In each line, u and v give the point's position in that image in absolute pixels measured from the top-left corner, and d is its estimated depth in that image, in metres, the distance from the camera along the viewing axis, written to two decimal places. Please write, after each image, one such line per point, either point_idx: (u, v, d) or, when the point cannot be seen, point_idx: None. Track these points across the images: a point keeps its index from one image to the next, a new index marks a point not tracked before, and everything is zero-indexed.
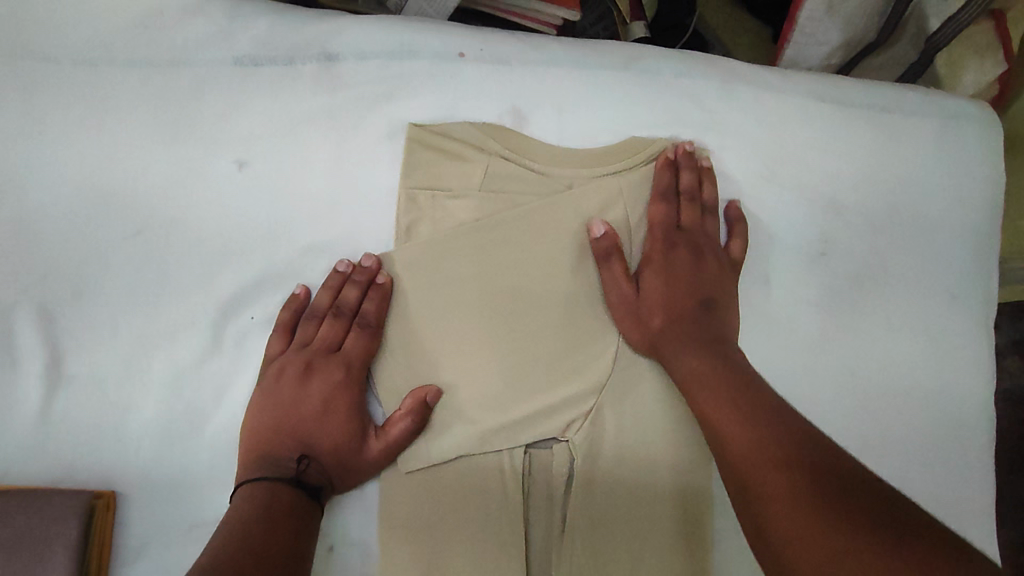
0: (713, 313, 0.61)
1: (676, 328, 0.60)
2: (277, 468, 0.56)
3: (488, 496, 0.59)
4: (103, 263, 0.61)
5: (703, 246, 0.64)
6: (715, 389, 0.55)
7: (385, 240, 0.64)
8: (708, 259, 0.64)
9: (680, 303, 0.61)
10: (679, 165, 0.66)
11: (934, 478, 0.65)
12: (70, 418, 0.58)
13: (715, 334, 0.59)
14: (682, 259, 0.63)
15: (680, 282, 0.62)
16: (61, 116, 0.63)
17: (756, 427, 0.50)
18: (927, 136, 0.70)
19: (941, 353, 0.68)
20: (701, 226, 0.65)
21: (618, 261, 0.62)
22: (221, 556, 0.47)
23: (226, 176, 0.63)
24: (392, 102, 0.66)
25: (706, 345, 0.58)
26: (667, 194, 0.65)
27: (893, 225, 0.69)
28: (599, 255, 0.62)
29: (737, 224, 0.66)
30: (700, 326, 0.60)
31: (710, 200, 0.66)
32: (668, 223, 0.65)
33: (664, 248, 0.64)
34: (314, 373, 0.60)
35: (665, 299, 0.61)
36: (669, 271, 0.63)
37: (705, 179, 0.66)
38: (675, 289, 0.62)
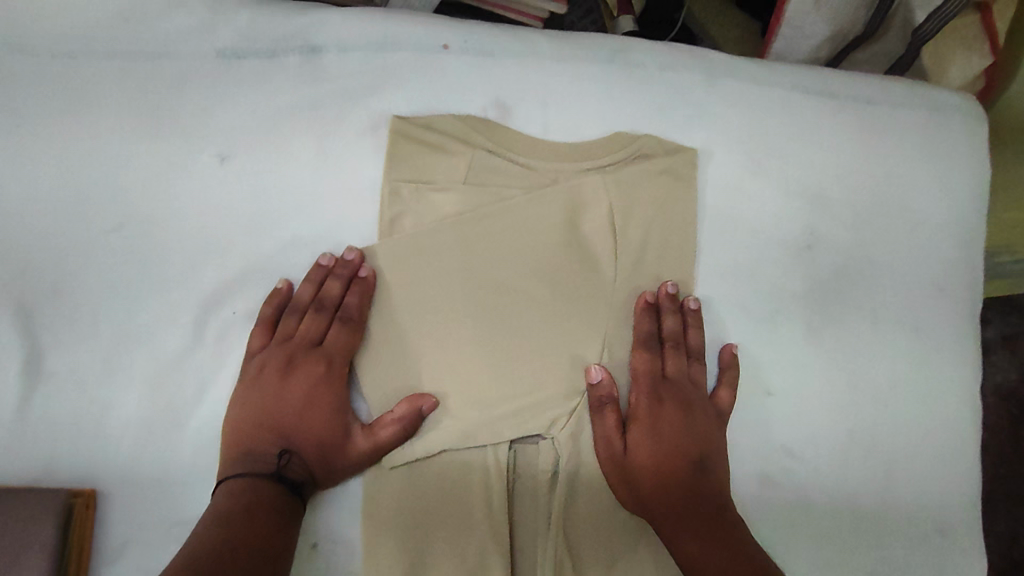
0: (706, 467, 0.58)
1: (667, 480, 0.57)
2: (257, 464, 0.55)
3: (473, 492, 0.59)
4: (82, 258, 0.60)
5: (691, 398, 0.62)
6: (712, 572, 0.53)
7: (368, 234, 0.63)
8: (697, 412, 0.61)
9: (672, 452, 0.58)
10: (662, 309, 0.63)
11: (920, 472, 0.65)
12: (49, 415, 0.58)
13: (708, 498, 0.57)
14: (669, 413, 0.60)
15: (670, 436, 0.59)
16: (39, 108, 0.62)
17: None
18: (913, 129, 0.70)
19: (928, 346, 0.68)
20: (686, 374, 0.63)
21: (609, 413, 0.59)
22: (195, 557, 0.46)
23: (207, 170, 0.62)
24: (376, 95, 0.65)
25: (699, 503, 0.56)
26: (650, 342, 0.62)
27: (879, 218, 0.68)
28: (592, 404, 0.60)
29: (727, 371, 0.64)
30: (691, 490, 0.57)
31: (697, 348, 0.64)
32: (654, 370, 0.62)
33: (650, 401, 0.61)
34: (296, 369, 0.59)
35: (656, 459, 0.58)
36: (657, 428, 0.59)
37: (692, 325, 0.64)
38: (665, 445, 0.59)
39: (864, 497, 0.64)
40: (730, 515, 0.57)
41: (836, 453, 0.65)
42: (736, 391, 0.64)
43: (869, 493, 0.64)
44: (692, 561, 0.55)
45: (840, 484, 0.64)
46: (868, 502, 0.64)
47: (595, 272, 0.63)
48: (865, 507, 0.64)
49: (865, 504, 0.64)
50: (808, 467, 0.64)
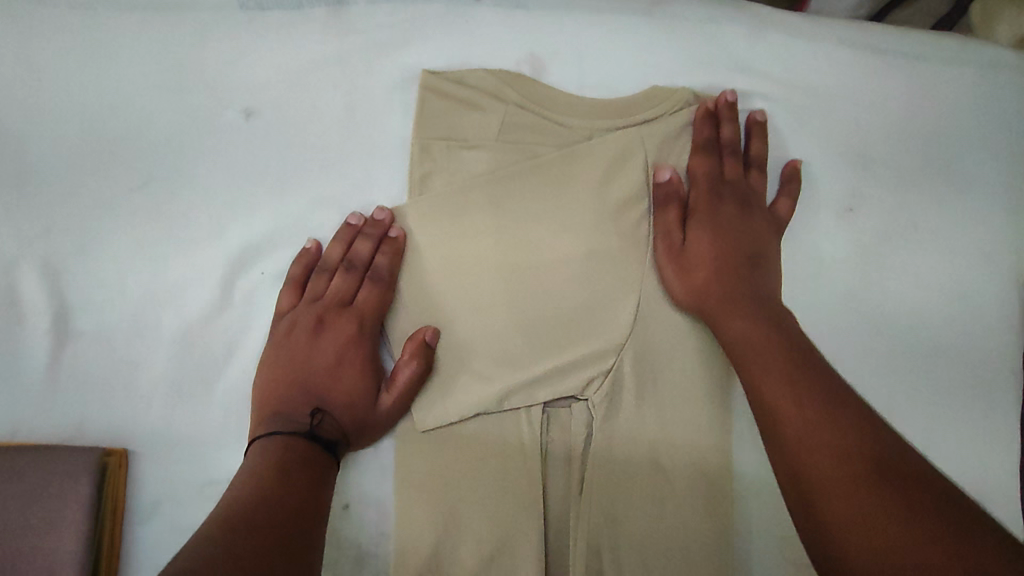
0: (760, 268, 0.60)
1: (726, 283, 0.58)
2: (289, 424, 0.55)
3: (505, 457, 0.58)
4: (108, 216, 0.59)
5: (753, 208, 0.63)
6: (768, 359, 0.52)
7: (398, 194, 0.62)
8: (760, 248, 0.61)
9: (729, 250, 0.60)
10: (721, 115, 0.64)
11: (960, 441, 0.63)
12: (78, 376, 0.57)
13: (757, 292, 0.58)
14: (728, 209, 0.62)
15: (728, 237, 0.61)
16: (58, 60, 0.60)
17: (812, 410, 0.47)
18: (960, 86, 0.67)
19: (972, 311, 0.65)
20: (745, 181, 0.64)
21: (673, 208, 0.61)
22: (233, 514, 0.45)
23: (232, 126, 0.61)
24: (405, 49, 0.63)
25: (750, 305, 0.57)
26: (709, 146, 0.63)
27: (923, 179, 0.66)
28: (655, 200, 0.62)
29: (790, 183, 0.64)
30: (773, 341, 0.53)
31: (756, 154, 0.65)
32: (714, 169, 0.63)
33: (711, 198, 0.62)
34: (327, 328, 0.59)
35: (713, 255, 0.59)
36: (716, 220, 0.61)
37: (754, 134, 0.65)
38: (723, 241, 0.60)
39: None
40: (783, 312, 0.57)
41: None
42: (795, 202, 0.64)
43: None
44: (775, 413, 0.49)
45: None
46: None
47: (631, 235, 0.61)
48: None
49: None
50: None
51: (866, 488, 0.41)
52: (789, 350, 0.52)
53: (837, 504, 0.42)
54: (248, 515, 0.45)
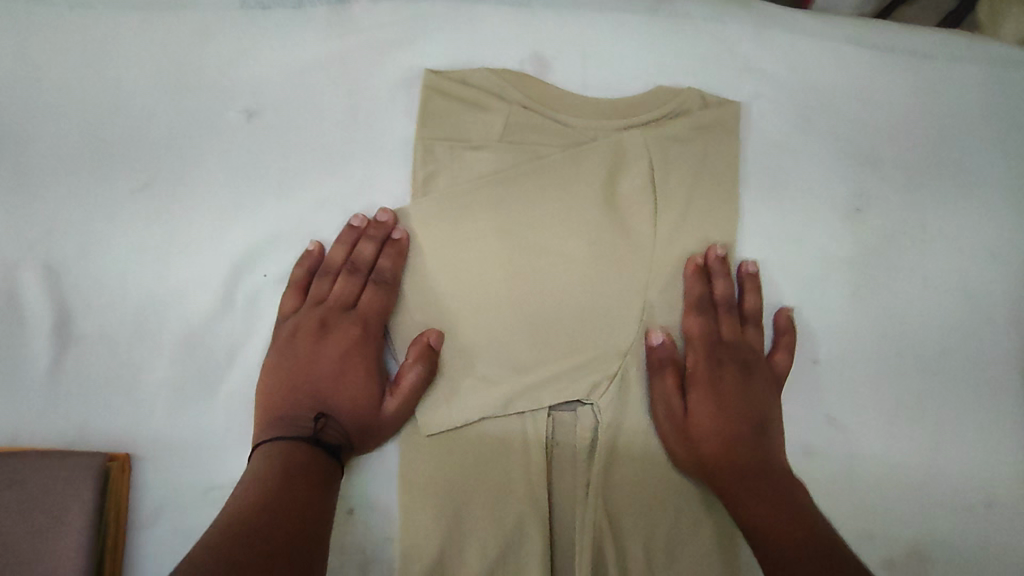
0: (768, 436, 0.57)
1: (728, 447, 0.56)
2: (293, 427, 0.54)
3: (511, 460, 0.57)
4: (108, 218, 0.58)
5: (753, 363, 0.60)
6: (710, 420, 0.57)
7: (402, 195, 0.61)
8: (757, 377, 0.60)
9: (725, 404, 0.58)
10: (713, 273, 0.61)
11: (970, 443, 0.63)
12: (80, 380, 0.56)
13: (768, 461, 0.55)
14: (728, 374, 0.60)
15: (733, 406, 0.58)
16: (58, 61, 0.59)
17: (743, 463, 0.55)
18: (969, 85, 0.67)
19: (980, 312, 0.65)
20: (744, 341, 0.61)
21: (670, 374, 0.59)
22: (238, 515, 0.45)
23: (234, 127, 0.60)
24: (408, 48, 0.62)
25: (761, 480, 0.54)
26: (703, 305, 0.60)
27: (931, 179, 0.65)
28: (651, 359, 0.59)
29: (783, 337, 0.62)
30: (757, 456, 0.55)
31: (750, 275, 0.62)
32: (709, 333, 0.61)
33: (710, 366, 0.59)
34: (330, 332, 0.58)
35: (717, 431, 0.57)
36: (719, 392, 0.59)
37: (748, 292, 0.62)
38: (716, 391, 0.59)
39: (911, 468, 0.62)
40: (787, 473, 0.55)
41: (883, 423, 0.62)
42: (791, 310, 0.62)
43: (915, 462, 0.62)
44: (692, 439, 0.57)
45: (885, 453, 0.62)
46: (914, 472, 0.62)
47: (637, 237, 0.60)
48: (912, 477, 0.62)
49: (913, 475, 0.62)
50: (853, 438, 0.62)
51: (792, 528, 0.50)
52: (771, 474, 0.54)
53: (761, 522, 0.52)
54: (253, 516, 0.45)
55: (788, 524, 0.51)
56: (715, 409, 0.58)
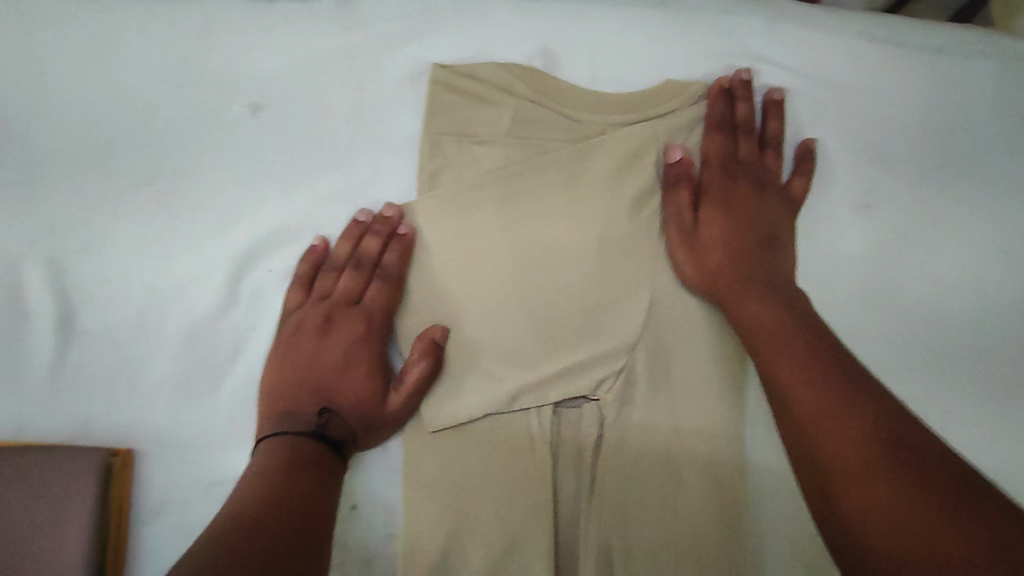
0: (773, 254, 0.59)
1: (736, 270, 0.58)
2: (298, 423, 0.54)
3: (515, 457, 0.57)
4: (112, 212, 0.58)
5: (766, 182, 0.62)
6: (778, 341, 0.53)
7: (407, 190, 0.61)
8: (770, 195, 0.62)
9: (740, 231, 0.60)
10: (735, 93, 0.63)
11: (984, 444, 0.61)
12: (83, 374, 0.56)
13: (773, 273, 0.58)
14: (741, 190, 0.62)
15: (741, 227, 0.60)
16: (62, 53, 0.59)
17: (825, 392, 0.48)
18: (982, 81, 0.66)
19: (993, 310, 0.63)
20: (759, 160, 0.63)
21: (685, 189, 0.60)
22: (239, 509, 0.45)
23: (239, 120, 0.60)
24: (414, 41, 0.62)
25: (763, 286, 0.56)
26: (722, 126, 0.62)
27: (943, 175, 0.64)
28: (666, 179, 0.61)
29: (806, 161, 0.63)
30: (841, 381, 0.49)
31: (773, 134, 0.63)
32: (726, 152, 0.62)
33: (724, 182, 0.62)
34: (336, 327, 0.59)
35: (724, 240, 0.60)
36: (727, 199, 0.61)
37: (771, 112, 0.63)
38: (733, 223, 0.61)
39: None
40: (794, 290, 0.57)
41: None
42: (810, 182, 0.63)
43: None
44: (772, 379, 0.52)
45: None
46: None
47: (644, 233, 0.59)
48: None
49: None
50: None
51: (876, 459, 0.43)
52: (860, 402, 0.47)
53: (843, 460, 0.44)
54: (253, 510, 0.45)
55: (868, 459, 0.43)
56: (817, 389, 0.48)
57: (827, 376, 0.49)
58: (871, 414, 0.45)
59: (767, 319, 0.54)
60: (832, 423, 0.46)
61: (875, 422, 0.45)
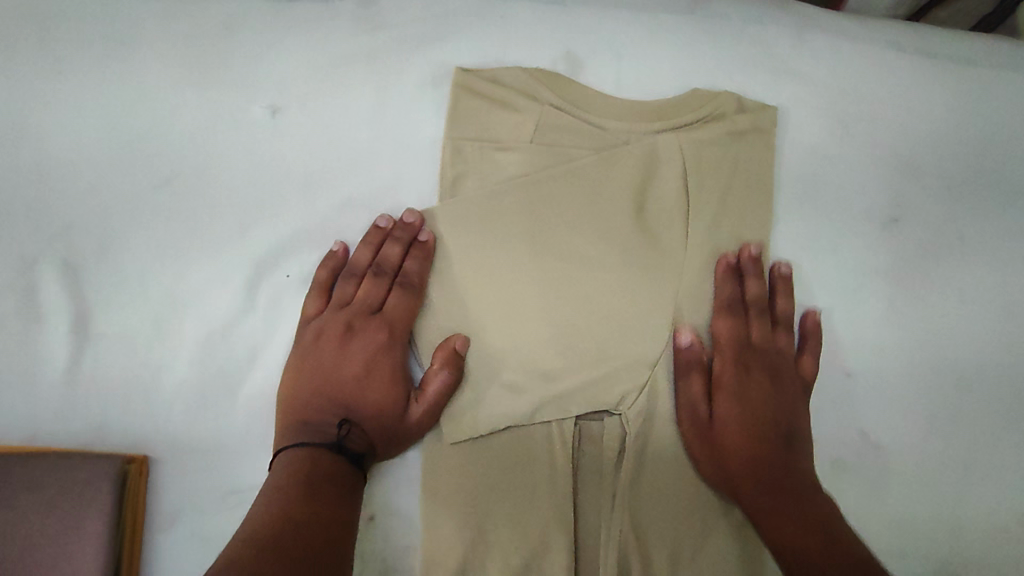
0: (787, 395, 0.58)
1: (743, 431, 0.56)
2: (317, 434, 0.53)
3: (536, 470, 0.56)
4: (129, 215, 0.57)
5: (782, 369, 0.59)
6: (766, 484, 0.53)
7: (429, 196, 0.60)
8: (787, 382, 0.59)
9: (758, 422, 0.56)
10: (744, 270, 0.60)
11: (1006, 462, 0.61)
12: (97, 380, 0.55)
13: (773, 406, 0.57)
14: (757, 383, 0.58)
15: (758, 412, 0.57)
16: (78, 52, 0.58)
17: (805, 538, 0.49)
18: (1012, 94, 0.65)
19: (1018, 326, 0.63)
20: (773, 344, 0.60)
21: (696, 378, 0.57)
22: (268, 516, 0.45)
23: (258, 123, 0.58)
24: (437, 45, 0.61)
25: (760, 415, 0.57)
26: (733, 306, 0.59)
27: (970, 189, 0.64)
28: (679, 367, 0.58)
29: (810, 339, 0.60)
30: (816, 522, 0.50)
31: (782, 268, 0.61)
32: (738, 338, 0.59)
33: (736, 370, 0.58)
34: (355, 335, 0.57)
35: (733, 377, 0.58)
36: (744, 398, 0.58)
37: (781, 292, 0.61)
38: (749, 414, 0.57)
39: (947, 486, 0.60)
40: (798, 430, 0.56)
41: (917, 439, 0.61)
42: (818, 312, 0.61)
43: (950, 481, 0.60)
44: (753, 502, 0.53)
45: (920, 471, 0.60)
46: (949, 491, 0.60)
47: (668, 246, 0.59)
48: (948, 496, 0.60)
49: (949, 493, 0.60)
50: (887, 454, 0.60)
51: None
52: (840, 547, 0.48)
53: None
54: (281, 516, 0.45)
55: None
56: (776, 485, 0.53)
57: (799, 517, 0.50)
58: (812, 514, 0.50)
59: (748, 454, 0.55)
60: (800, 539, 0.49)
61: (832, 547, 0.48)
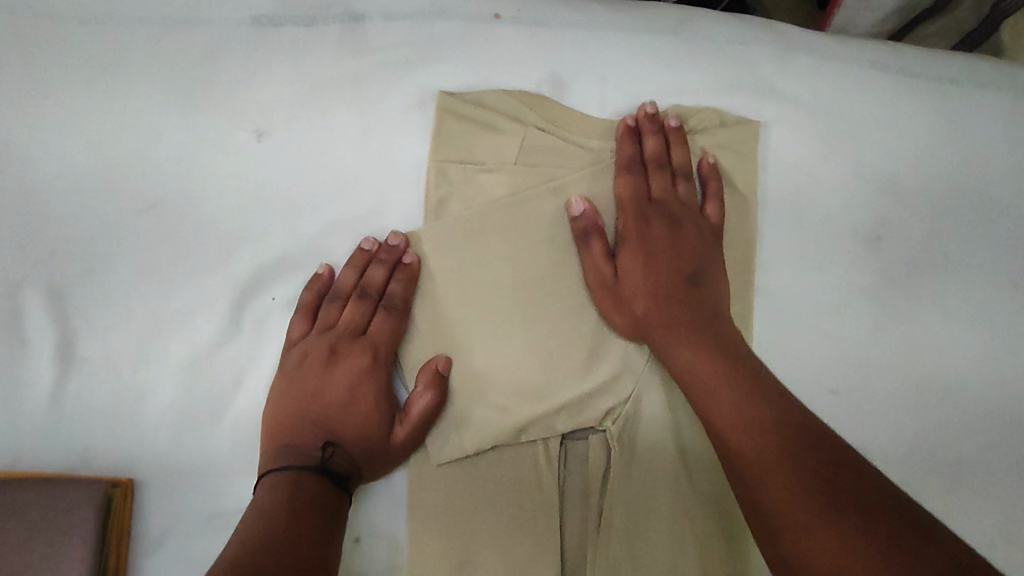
0: (703, 285, 0.56)
1: (674, 338, 0.54)
2: (300, 458, 0.53)
3: (521, 488, 0.56)
4: (114, 238, 0.57)
5: (679, 216, 0.58)
6: (698, 356, 0.52)
7: (414, 217, 0.60)
8: (686, 227, 0.58)
9: (668, 269, 0.56)
10: (641, 130, 0.61)
11: (991, 477, 0.61)
12: (83, 404, 0.55)
13: (712, 313, 0.55)
14: (659, 233, 0.58)
15: (666, 258, 0.57)
16: (65, 76, 0.58)
17: (762, 433, 0.46)
18: (992, 112, 0.65)
19: (1001, 342, 0.63)
20: (673, 196, 0.60)
21: (596, 241, 0.57)
22: (252, 538, 0.45)
23: (243, 146, 0.59)
24: (422, 67, 0.61)
25: (709, 333, 0.53)
26: (632, 166, 0.59)
27: (952, 207, 0.64)
28: (577, 235, 0.58)
29: (710, 181, 0.61)
30: (760, 394, 0.48)
31: (683, 163, 0.61)
32: (639, 194, 0.59)
33: (638, 222, 0.58)
34: (340, 358, 0.57)
35: (647, 283, 0.56)
36: (647, 246, 0.57)
37: (676, 142, 0.61)
38: (654, 267, 0.56)
39: (931, 502, 0.60)
40: (732, 328, 0.54)
41: (901, 455, 0.61)
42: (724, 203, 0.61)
43: (936, 497, 0.60)
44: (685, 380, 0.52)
45: (905, 487, 0.60)
46: (934, 507, 0.60)
47: None
48: (933, 512, 0.60)
49: (933, 510, 0.60)
50: None
51: (788, 460, 0.44)
52: (791, 424, 0.46)
53: (769, 485, 0.44)
54: (267, 538, 0.45)
55: (797, 474, 0.43)
56: (716, 365, 0.51)
57: (743, 390, 0.49)
58: (821, 455, 0.43)
59: (682, 321, 0.54)
60: (742, 432, 0.47)
61: (779, 420, 0.46)
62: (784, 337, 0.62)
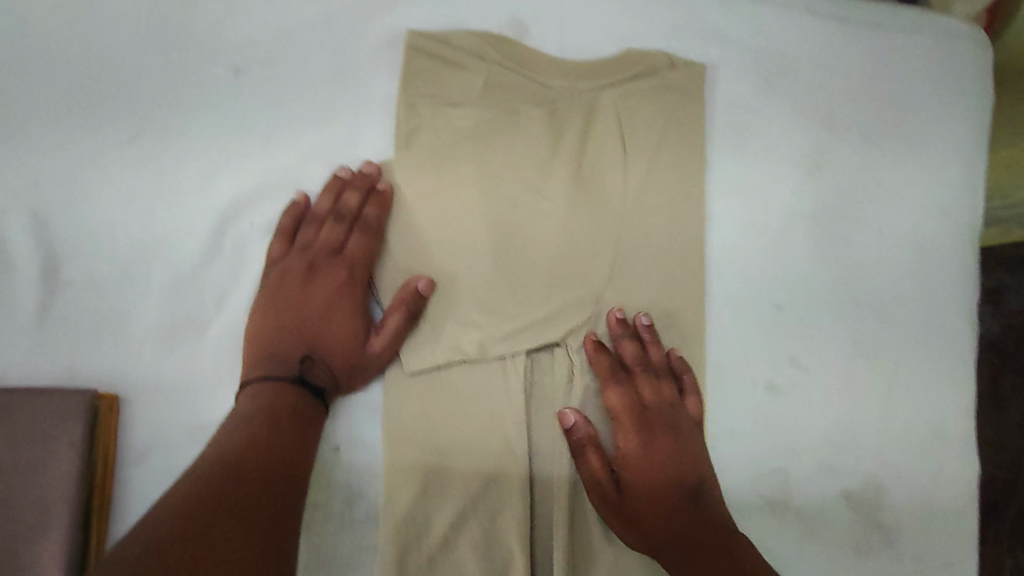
0: (702, 493, 0.59)
1: (674, 531, 0.58)
2: (283, 367, 0.57)
3: (491, 399, 0.60)
4: (96, 170, 0.60)
5: (676, 418, 0.62)
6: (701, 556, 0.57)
7: (385, 147, 0.63)
8: (682, 433, 0.61)
9: (667, 472, 0.60)
10: (618, 335, 0.62)
11: (918, 386, 0.67)
12: (68, 325, 0.57)
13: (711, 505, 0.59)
14: (658, 442, 0.61)
15: (662, 458, 0.60)
16: (47, 17, 0.61)
17: None
18: (919, 53, 0.71)
19: (929, 262, 0.69)
20: (665, 400, 0.62)
21: (592, 453, 0.59)
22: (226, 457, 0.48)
23: (221, 83, 0.62)
24: (391, 10, 0.65)
25: (710, 540, 0.57)
26: (618, 378, 0.61)
27: (882, 140, 0.70)
28: (575, 444, 0.59)
29: (684, 374, 0.64)
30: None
31: (660, 364, 0.63)
32: (631, 406, 0.62)
33: (639, 437, 0.61)
34: (317, 276, 0.60)
35: (656, 482, 0.59)
36: (650, 456, 0.60)
37: (651, 343, 0.63)
38: (656, 477, 0.60)
39: (863, 405, 0.67)
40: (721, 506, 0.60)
41: (840, 365, 0.67)
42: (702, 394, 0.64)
43: (868, 400, 0.67)
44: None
45: (843, 393, 0.66)
46: (867, 410, 0.67)
47: (605, 192, 0.64)
48: (866, 413, 0.67)
49: (865, 411, 0.67)
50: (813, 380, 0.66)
51: None
52: None
53: None
54: (242, 455, 0.48)
55: None
56: None
57: None
58: None
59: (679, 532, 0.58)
60: None
61: None
62: (732, 259, 0.66)
